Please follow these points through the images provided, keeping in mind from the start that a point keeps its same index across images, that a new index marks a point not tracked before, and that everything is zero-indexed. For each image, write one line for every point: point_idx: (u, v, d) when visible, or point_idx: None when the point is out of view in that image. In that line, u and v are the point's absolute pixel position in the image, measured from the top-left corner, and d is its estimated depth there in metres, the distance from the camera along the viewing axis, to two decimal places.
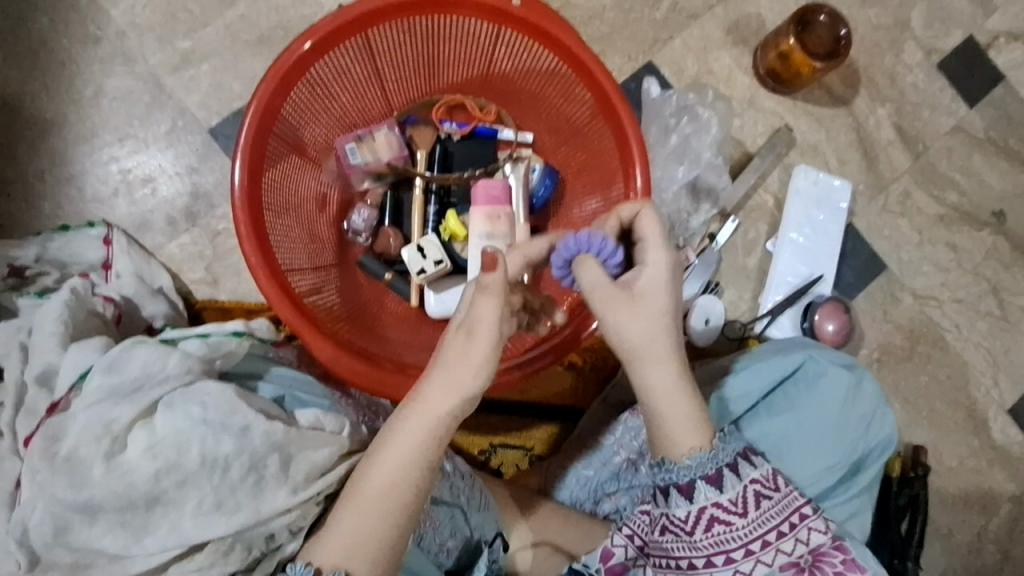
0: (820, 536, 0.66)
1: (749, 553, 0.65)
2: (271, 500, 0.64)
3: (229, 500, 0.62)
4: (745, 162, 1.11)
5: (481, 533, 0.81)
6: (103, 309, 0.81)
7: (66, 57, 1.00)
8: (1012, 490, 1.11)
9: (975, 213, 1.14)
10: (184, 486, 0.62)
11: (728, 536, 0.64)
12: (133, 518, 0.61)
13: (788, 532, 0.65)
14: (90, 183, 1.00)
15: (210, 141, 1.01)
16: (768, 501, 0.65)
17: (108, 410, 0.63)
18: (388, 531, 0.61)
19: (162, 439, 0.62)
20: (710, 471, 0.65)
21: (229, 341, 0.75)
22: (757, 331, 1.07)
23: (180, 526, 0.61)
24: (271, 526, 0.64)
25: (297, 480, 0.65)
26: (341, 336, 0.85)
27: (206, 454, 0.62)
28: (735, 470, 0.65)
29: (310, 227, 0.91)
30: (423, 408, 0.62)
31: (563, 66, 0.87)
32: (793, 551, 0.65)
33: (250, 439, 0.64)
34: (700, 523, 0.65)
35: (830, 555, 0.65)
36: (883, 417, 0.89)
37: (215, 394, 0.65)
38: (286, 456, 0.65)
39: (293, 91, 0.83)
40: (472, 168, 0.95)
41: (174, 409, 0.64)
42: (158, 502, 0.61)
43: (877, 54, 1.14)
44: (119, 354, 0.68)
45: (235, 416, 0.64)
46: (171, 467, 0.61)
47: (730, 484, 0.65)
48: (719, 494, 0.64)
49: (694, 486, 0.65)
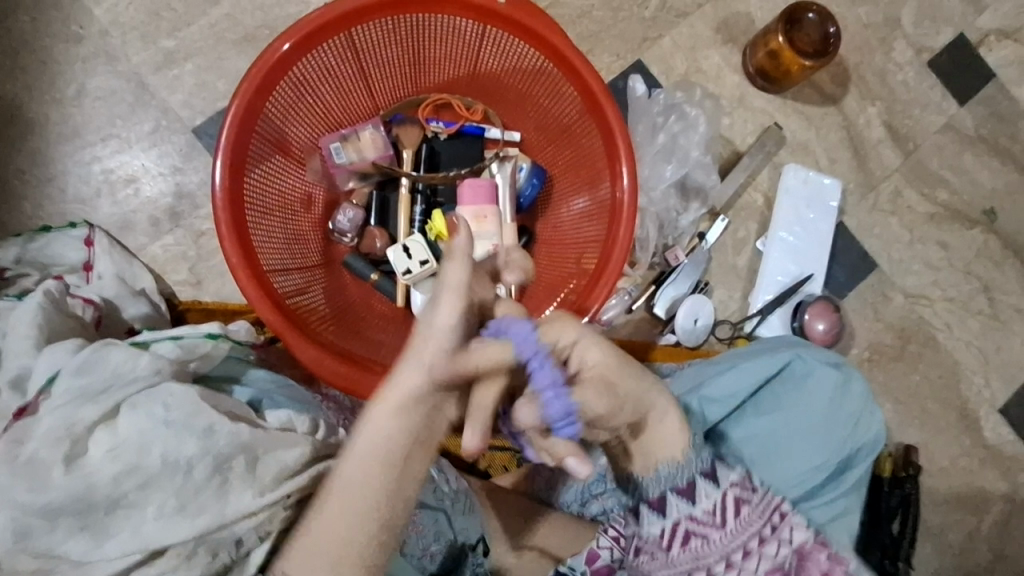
0: (802, 533, 0.72)
1: (730, 564, 0.70)
2: (237, 501, 0.63)
3: (192, 503, 0.62)
4: (735, 161, 1.10)
5: (466, 537, 0.80)
6: (82, 311, 0.80)
7: (47, 56, 0.99)
8: (1004, 490, 1.10)
9: (965, 212, 1.13)
10: (146, 488, 0.61)
11: (707, 549, 0.70)
12: (94, 522, 0.60)
13: (770, 536, 0.71)
14: (72, 184, 0.99)
15: (194, 141, 1.00)
16: (746, 506, 0.71)
17: (72, 413, 0.63)
18: (372, 529, 0.59)
19: (124, 441, 0.62)
20: (682, 484, 0.70)
21: (204, 343, 0.75)
22: (747, 330, 1.06)
23: (142, 530, 0.61)
24: (237, 530, 0.64)
25: (264, 483, 0.65)
26: (325, 337, 0.84)
27: (168, 456, 0.62)
28: (712, 478, 0.70)
29: (296, 227, 0.90)
30: (392, 402, 0.59)
31: (549, 64, 0.86)
32: (777, 555, 0.71)
33: (214, 441, 0.64)
34: (676, 538, 0.70)
35: (813, 553, 0.72)
36: (871, 415, 0.89)
37: (179, 394, 0.65)
38: (253, 457, 0.65)
39: (275, 90, 0.82)
40: (459, 169, 0.94)
41: (138, 410, 0.64)
42: (119, 505, 0.61)
43: (868, 52, 1.14)
44: (89, 355, 0.67)
45: (199, 416, 0.64)
46: (131, 469, 0.61)
47: (705, 494, 0.70)
48: (693, 506, 0.70)
49: (665, 500, 0.70)
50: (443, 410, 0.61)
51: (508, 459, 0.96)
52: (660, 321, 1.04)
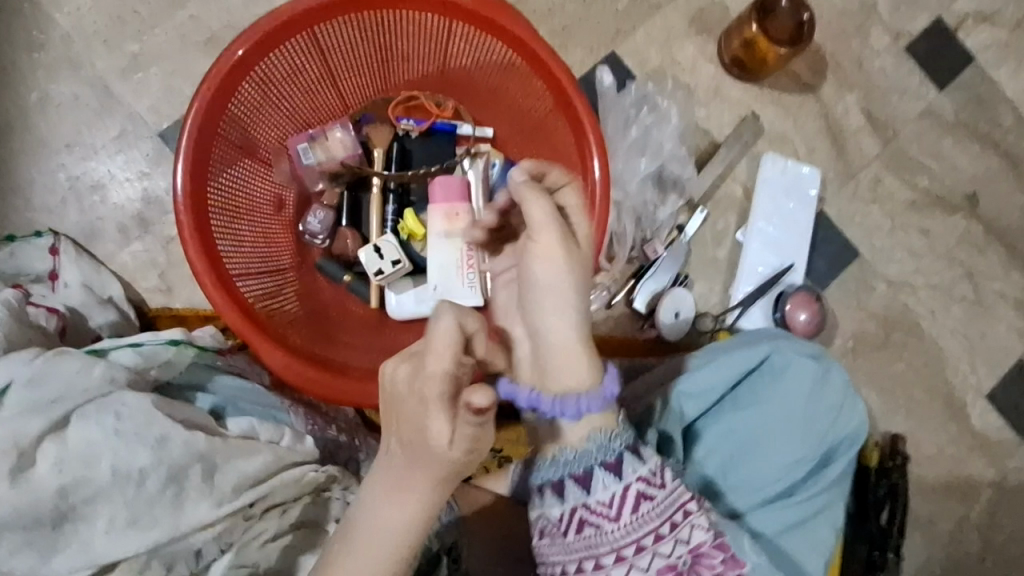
0: (701, 534, 0.68)
1: (623, 559, 0.66)
2: (191, 513, 0.66)
3: (144, 516, 0.65)
4: (712, 153, 1.09)
5: (439, 541, 0.83)
6: (46, 321, 0.79)
7: (8, 63, 0.98)
8: (993, 477, 1.09)
9: (946, 198, 1.12)
10: (93, 502, 0.64)
11: (599, 540, 0.66)
12: (40, 538, 0.62)
13: (666, 534, 0.67)
14: (37, 193, 0.97)
15: (161, 146, 0.99)
16: (648, 501, 0.67)
17: (19, 424, 0.63)
18: None
19: (72, 454, 0.64)
20: (579, 471, 0.67)
21: (164, 350, 0.74)
22: (729, 322, 1.05)
23: (91, 545, 0.63)
24: (194, 542, 0.67)
25: (221, 492, 0.68)
26: (294, 341, 0.83)
27: (118, 468, 0.64)
28: (615, 470, 0.67)
29: (265, 230, 0.89)
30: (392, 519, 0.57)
31: (517, 59, 0.85)
32: (671, 554, 0.67)
33: (168, 451, 0.66)
34: (572, 524, 0.67)
35: (709, 556, 0.68)
36: (851, 408, 0.88)
37: (131, 404, 0.66)
38: (211, 465, 0.68)
39: (237, 91, 0.80)
40: (429, 167, 0.93)
41: (88, 419, 0.65)
42: (67, 520, 0.63)
43: (844, 40, 1.13)
44: (43, 365, 0.66)
45: (152, 427, 0.66)
46: (79, 482, 0.63)
47: (603, 484, 0.67)
48: (589, 496, 0.67)
49: (564, 485, 0.68)
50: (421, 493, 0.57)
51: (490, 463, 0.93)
52: (640, 316, 1.02)
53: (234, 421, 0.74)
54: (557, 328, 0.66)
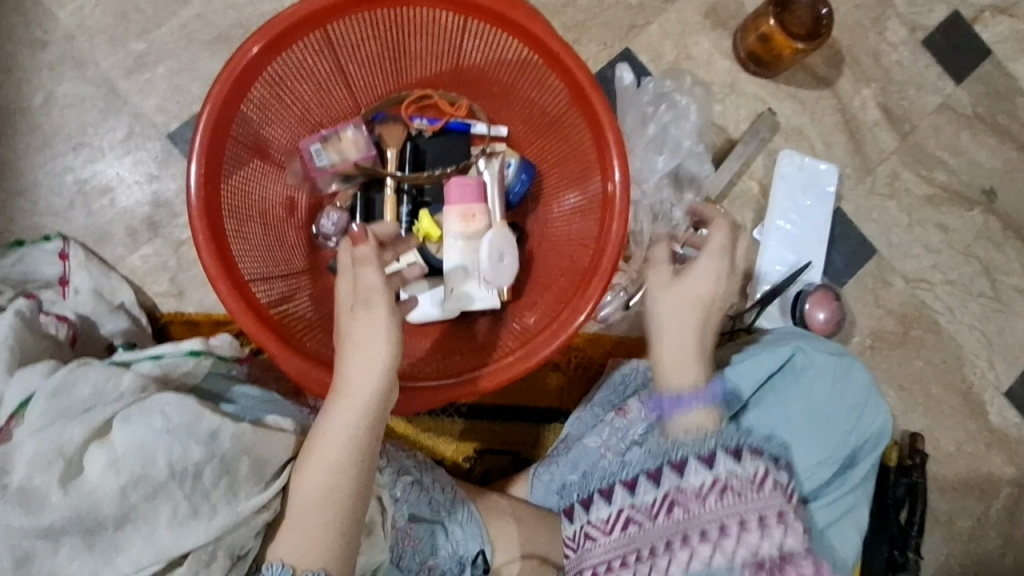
0: (793, 541, 0.70)
1: (707, 540, 0.70)
2: (246, 499, 0.64)
3: (204, 506, 0.62)
4: (728, 149, 1.08)
5: (465, 550, 0.82)
6: (56, 329, 0.78)
7: (12, 64, 0.96)
8: (1012, 474, 1.08)
9: (964, 193, 1.11)
10: (154, 498, 0.61)
11: (688, 522, 0.72)
12: (101, 539, 0.60)
13: (755, 527, 0.70)
14: (44, 197, 0.95)
15: (170, 147, 0.97)
16: (735, 493, 0.71)
17: (60, 433, 0.62)
18: (332, 522, 0.63)
19: (122, 455, 0.61)
20: (675, 459, 0.75)
21: (185, 361, 0.75)
22: (748, 322, 1.02)
23: (156, 538, 0.60)
24: (255, 525, 0.64)
25: (267, 479, 0.66)
26: (308, 348, 0.81)
27: (174, 463, 0.62)
28: (708, 461, 0.73)
29: (278, 232, 0.87)
30: (337, 407, 0.64)
31: (535, 56, 0.83)
32: (757, 547, 0.69)
33: (219, 444, 0.64)
34: (663, 508, 0.74)
35: (795, 560, 0.69)
36: (875, 408, 0.87)
37: (175, 403, 0.64)
38: (257, 458, 0.66)
39: (250, 93, 0.79)
40: (445, 167, 0.90)
41: (133, 422, 0.62)
42: (127, 520, 0.60)
43: (860, 33, 1.11)
44: (67, 374, 0.66)
45: (201, 423, 0.64)
46: (138, 479, 0.61)
47: (694, 472, 0.73)
48: (680, 479, 0.74)
49: (661, 472, 0.75)
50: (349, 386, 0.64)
51: (508, 463, 0.99)
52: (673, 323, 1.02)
53: (272, 417, 0.72)
54: (684, 335, 0.77)
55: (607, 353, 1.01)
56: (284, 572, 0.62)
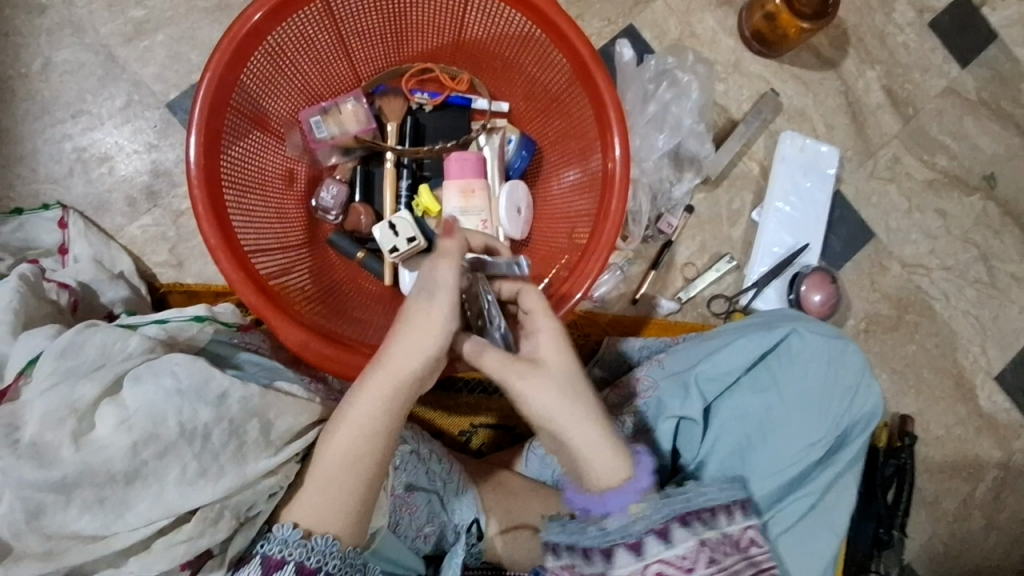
0: None
1: None
2: (254, 463, 0.65)
3: (212, 467, 0.63)
4: (730, 129, 1.07)
5: (460, 518, 0.84)
6: (57, 296, 0.79)
7: (8, 29, 0.95)
8: (998, 457, 1.10)
9: (965, 178, 1.11)
10: (164, 457, 0.62)
11: None
12: (112, 493, 0.60)
13: None
14: (43, 163, 0.95)
15: (169, 116, 0.97)
16: None
17: (70, 390, 0.62)
18: (358, 493, 0.65)
19: (134, 413, 0.62)
20: (634, 536, 0.66)
21: (190, 326, 0.77)
22: (743, 304, 1.05)
23: (164, 496, 0.61)
24: (259, 489, 0.66)
25: (277, 444, 0.68)
26: (308, 318, 0.82)
27: (185, 423, 0.63)
28: (636, 549, 0.66)
29: (278, 205, 0.87)
30: (373, 385, 0.64)
31: (537, 30, 0.83)
32: None
33: (227, 407, 0.65)
34: None
35: None
36: (868, 389, 0.87)
37: (185, 363, 0.65)
38: (265, 421, 0.67)
39: (249, 63, 0.78)
40: (446, 142, 0.91)
41: (144, 382, 0.63)
42: (138, 475, 0.61)
43: (867, 14, 1.10)
44: (75, 336, 0.66)
45: (211, 384, 0.65)
46: (149, 438, 0.61)
47: (624, 562, 0.66)
48: (606, 567, 0.66)
49: (616, 549, 0.66)
50: (393, 364, 0.64)
51: (503, 438, 1.00)
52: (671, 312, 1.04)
53: (281, 383, 0.73)
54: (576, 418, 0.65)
55: (604, 330, 1.01)
56: (295, 532, 0.64)
